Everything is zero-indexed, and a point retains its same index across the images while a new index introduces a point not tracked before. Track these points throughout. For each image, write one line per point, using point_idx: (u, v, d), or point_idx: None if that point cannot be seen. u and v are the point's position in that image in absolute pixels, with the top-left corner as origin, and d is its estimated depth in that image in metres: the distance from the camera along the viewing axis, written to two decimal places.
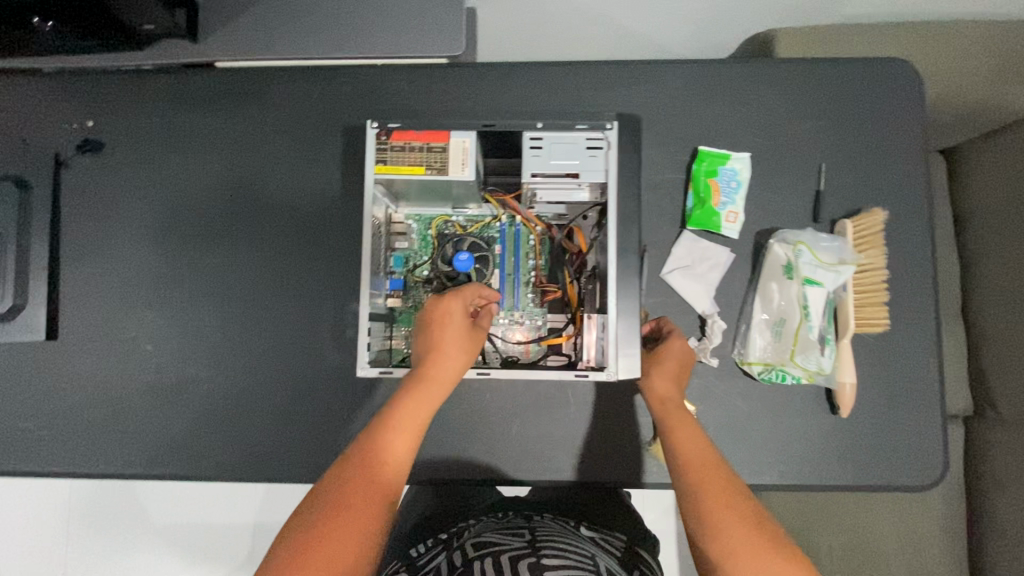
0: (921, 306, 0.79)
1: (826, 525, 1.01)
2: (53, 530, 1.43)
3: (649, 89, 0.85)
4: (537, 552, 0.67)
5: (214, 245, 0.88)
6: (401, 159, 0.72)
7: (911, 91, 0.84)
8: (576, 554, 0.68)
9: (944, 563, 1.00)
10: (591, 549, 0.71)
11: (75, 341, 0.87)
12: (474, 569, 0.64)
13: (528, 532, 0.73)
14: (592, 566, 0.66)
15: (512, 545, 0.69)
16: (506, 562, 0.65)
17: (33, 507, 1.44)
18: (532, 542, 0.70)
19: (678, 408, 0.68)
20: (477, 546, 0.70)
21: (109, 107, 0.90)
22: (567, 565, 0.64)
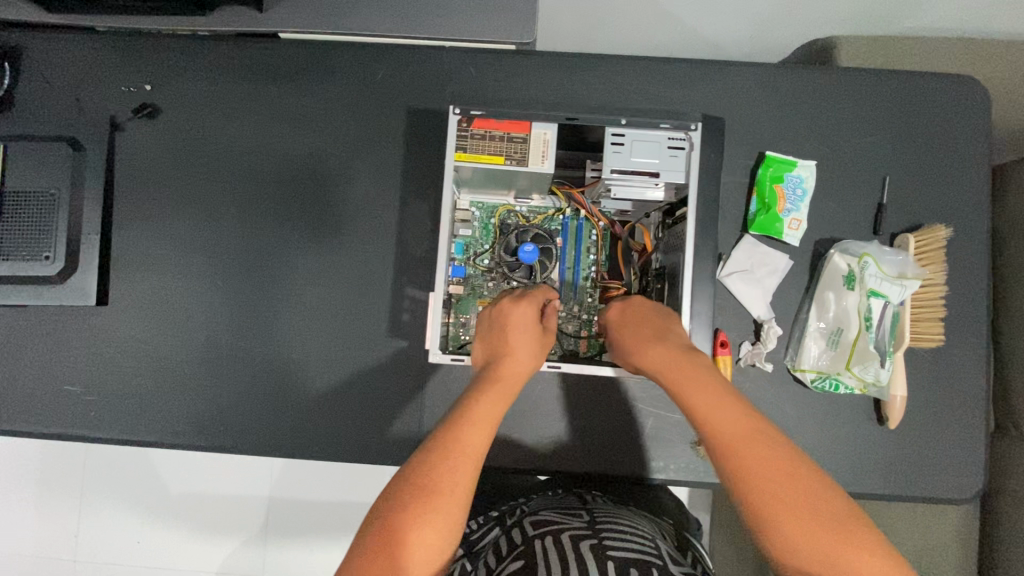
0: (971, 323, 0.81)
1: None
2: (57, 495, 1.34)
3: (718, 91, 0.85)
4: (598, 535, 0.66)
5: (270, 220, 0.87)
6: (481, 148, 0.71)
7: (978, 110, 0.84)
8: (636, 537, 0.67)
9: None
10: (650, 531, 0.71)
11: (125, 308, 0.87)
12: (535, 547, 0.64)
13: (586, 514, 0.73)
14: (654, 550, 0.65)
15: (571, 526, 0.68)
16: (567, 543, 0.64)
17: (34, 468, 1.34)
18: (592, 524, 0.69)
19: (682, 368, 0.63)
20: (535, 527, 0.69)
21: (168, 73, 0.88)
22: (629, 549, 0.63)
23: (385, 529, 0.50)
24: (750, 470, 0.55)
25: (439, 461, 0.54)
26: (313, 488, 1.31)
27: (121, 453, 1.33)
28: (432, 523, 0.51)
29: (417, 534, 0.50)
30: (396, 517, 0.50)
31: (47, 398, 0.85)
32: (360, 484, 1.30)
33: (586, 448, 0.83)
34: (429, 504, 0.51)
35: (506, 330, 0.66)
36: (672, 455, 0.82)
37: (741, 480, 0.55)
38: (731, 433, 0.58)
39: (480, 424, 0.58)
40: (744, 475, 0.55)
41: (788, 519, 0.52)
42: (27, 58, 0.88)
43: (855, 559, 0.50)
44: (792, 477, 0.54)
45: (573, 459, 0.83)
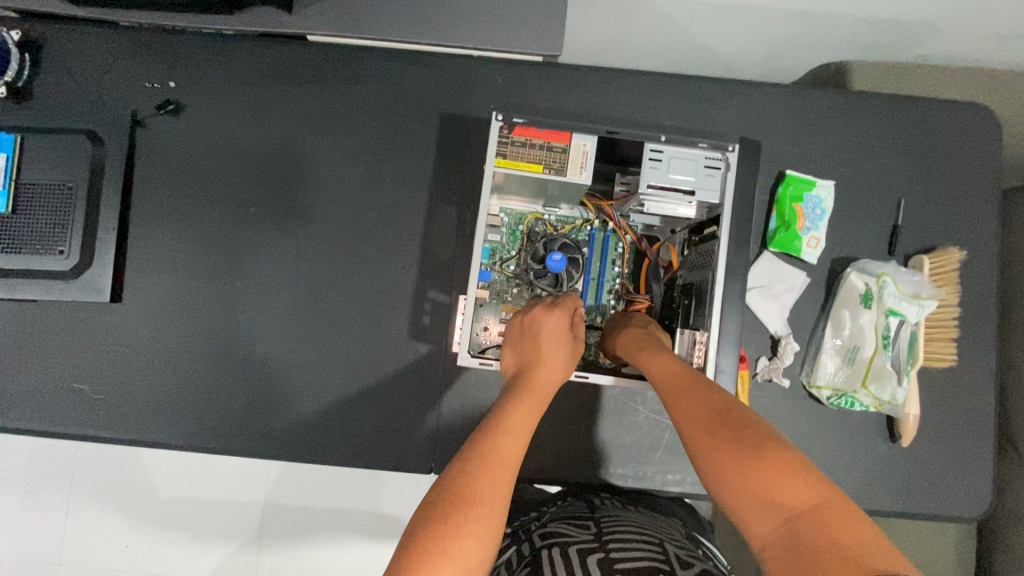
0: (982, 345, 0.83)
1: None
2: (46, 496, 1.29)
3: (740, 109, 0.86)
4: (604, 545, 0.64)
5: (290, 221, 0.86)
6: (521, 155, 0.72)
7: (989, 137, 0.87)
8: (643, 543, 0.65)
9: None
10: (659, 534, 0.69)
11: (139, 305, 0.85)
12: (543, 558, 0.64)
13: (595, 524, 0.71)
14: (661, 553, 0.63)
15: (579, 538, 0.67)
16: (574, 557, 0.63)
17: (22, 467, 1.30)
18: (599, 535, 0.67)
19: (644, 349, 0.68)
20: (545, 538, 0.69)
21: (192, 71, 0.88)
22: (637, 558, 0.61)
23: (429, 539, 0.48)
24: (693, 420, 0.58)
25: (481, 471, 0.54)
26: (311, 495, 1.28)
27: (117, 451, 1.30)
28: (476, 533, 0.50)
29: (464, 542, 0.49)
30: (443, 523, 0.49)
31: (55, 396, 0.84)
32: (360, 492, 1.28)
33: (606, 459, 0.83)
34: (473, 512, 0.50)
35: (540, 339, 0.68)
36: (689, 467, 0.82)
37: (685, 428, 0.58)
38: (677, 392, 0.61)
39: (517, 430, 0.59)
40: (687, 423, 0.58)
41: (724, 463, 0.53)
42: (50, 49, 0.87)
43: (788, 488, 0.49)
44: (728, 423, 0.56)
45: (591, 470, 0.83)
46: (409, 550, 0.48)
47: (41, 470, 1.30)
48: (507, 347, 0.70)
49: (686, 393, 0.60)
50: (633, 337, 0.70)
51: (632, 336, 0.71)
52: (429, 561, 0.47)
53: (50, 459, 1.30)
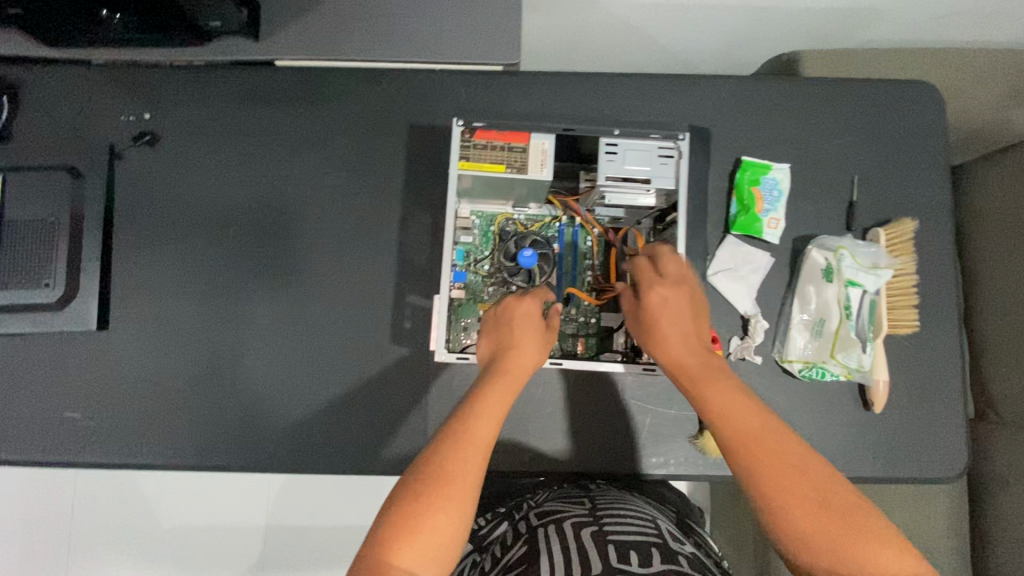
0: (944, 310, 0.86)
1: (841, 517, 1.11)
2: (48, 533, 1.29)
3: (695, 101, 0.90)
4: (599, 520, 0.68)
5: (269, 239, 0.89)
6: (482, 157, 0.75)
7: (933, 112, 0.91)
8: (637, 519, 0.68)
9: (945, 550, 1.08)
10: (652, 513, 0.73)
11: (125, 332, 0.87)
12: (539, 536, 0.66)
13: (590, 501, 0.74)
14: (653, 529, 0.66)
15: (575, 513, 0.70)
16: (569, 530, 0.66)
17: (22, 506, 1.30)
18: (594, 511, 0.71)
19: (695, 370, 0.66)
20: (541, 515, 0.72)
21: (167, 102, 0.91)
22: (629, 533, 0.65)
23: (400, 515, 0.53)
24: (771, 463, 0.57)
25: (452, 452, 0.57)
26: (312, 513, 1.29)
27: (116, 484, 1.30)
28: (444, 508, 0.53)
29: (432, 518, 0.53)
30: (413, 502, 0.53)
31: (47, 425, 0.85)
32: (359, 506, 1.29)
33: (591, 449, 0.84)
34: (441, 491, 0.54)
35: (520, 328, 0.71)
36: (673, 450, 0.83)
37: (759, 466, 0.57)
38: (748, 428, 0.60)
39: (489, 414, 0.61)
40: (763, 463, 0.57)
41: (820, 518, 0.54)
42: (28, 91, 0.91)
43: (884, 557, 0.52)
44: (814, 475, 0.56)
45: (578, 460, 0.83)
46: (382, 525, 0.53)
47: (40, 508, 1.30)
48: (485, 336, 0.72)
49: (761, 434, 0.59)
50: (682, 352, 0.68)
51: (670, 343, 0.69)
52: (398, 533, 0.52)
53: (49, 496, 1.30)
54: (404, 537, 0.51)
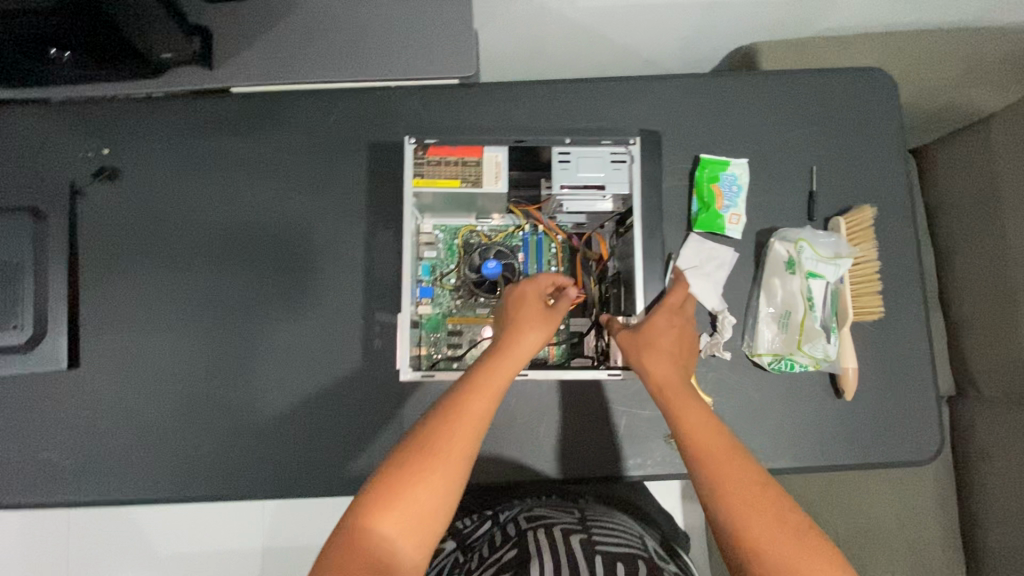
0: (908, 293, 0.87)
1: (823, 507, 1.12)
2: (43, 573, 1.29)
3: (651, 101, 0.90)
4: (588, 529, 0.69)
5: (236, 266, 0.89)
6: (437, 172, 0.77)
7: (888, 97, 0.92)
8: (625, 533, 0.70)
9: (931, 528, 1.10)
10: (637, 531, 0.74)
11: (98, 368, 0.87)
12: (529, 540, 0.67)
13: (579, 511, 0.75)
14: (640, 545, 0.68)
15: (564, 521, 0.71)
16: (559, 535, 0.67)
17: (16, 547, 1.30)
18: (583, 520, 0.72)
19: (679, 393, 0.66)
20: (530, 520, 0.73)
21: (126, 136, 0.92)
22: (618, 544, 0.66)
23: (386, 479, 0.56)
24: (728, 486, 0.58)
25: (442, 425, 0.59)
26: (307, 534, 1.29)
27: (108, 519, 1.30)
28: (427, 479, 0.56)
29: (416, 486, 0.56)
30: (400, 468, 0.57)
31: (25, 467, 0.85)
32: None
33: (571, 454, 0.82)
34: (427, 462, 0.57)
35: (530, 308, 0.71)
36: (651, 450, 0.83)
37: (717, 488, 0.58)
38: (711, 450, 0.60)
39: (483, 392, 0.62)
40: (721, 486, 0.58)
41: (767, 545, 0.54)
42: None
43: None
44: (766, 502, 0.57)
45: (557, 466, 0.82)
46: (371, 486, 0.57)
47: (35, 547, 1.30)
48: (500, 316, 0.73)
49: (721, 458, 0.60)
50: (669, 367, 0.68)
51: (662, 355, 0.68)
52: (381, 494, 0.55)
53: (43, 533, 1.30)
54: (386, 500, 0.55)
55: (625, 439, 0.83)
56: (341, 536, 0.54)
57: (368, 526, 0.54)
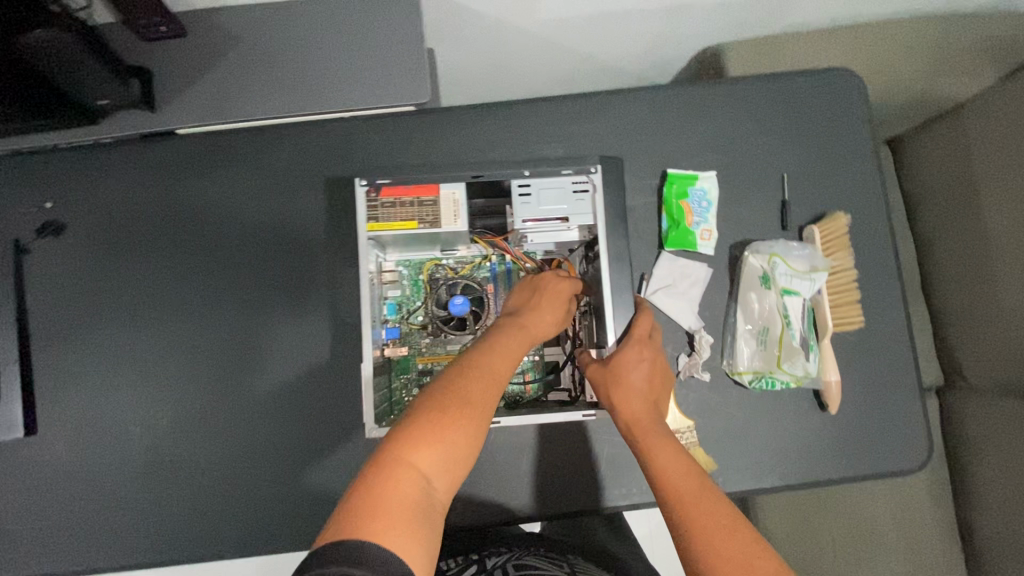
0: (887, 299, 0.85)
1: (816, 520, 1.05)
2: None
3: (613, 118, 0.87)
4: None
5: (194, 316, 0.86)
6: (392, 215, 0.76)
7: (856, 98, 0.89)
8: None
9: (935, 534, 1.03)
10: None
11: (56, 433, 0.84)
12: None
13: (568, 563, 0.73)
14: None
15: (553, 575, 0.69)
16: None
17: None
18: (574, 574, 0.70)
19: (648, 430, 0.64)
20: (518, 568, 0.71)
21: (70, 188, 0.88)
22: None
23: (425, 417, 0.56)
24: (699, 526, 0.55)
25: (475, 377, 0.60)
26: None
27: None
28: (465, 424, 0.57)
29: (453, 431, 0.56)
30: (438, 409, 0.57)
31: None
32: None
33: (552, 489, 0.80)
34: (465, 409, 0.57)
35: (555, 290, 0.74)
36: (636, 479, 0.80)
37: (689, 532, 0.56)
38: (683, 489, 0.58)
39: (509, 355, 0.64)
40: (693, 530, 0.55)
41: None
42: None
43: None
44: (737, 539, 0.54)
45: (539, 502, 0.80)
46: (408, 424, 0.56)
47: None
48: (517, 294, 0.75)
49: (693, 499, 0.57)
50: (640, 404, 0.66)
51: (632, 393, 0.67)
52: (420, 434, 0.55)
53: None
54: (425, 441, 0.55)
55: (608, 469, 0.80)
56: (376, 473, 0.53)
57: (407, 465, 0.53)
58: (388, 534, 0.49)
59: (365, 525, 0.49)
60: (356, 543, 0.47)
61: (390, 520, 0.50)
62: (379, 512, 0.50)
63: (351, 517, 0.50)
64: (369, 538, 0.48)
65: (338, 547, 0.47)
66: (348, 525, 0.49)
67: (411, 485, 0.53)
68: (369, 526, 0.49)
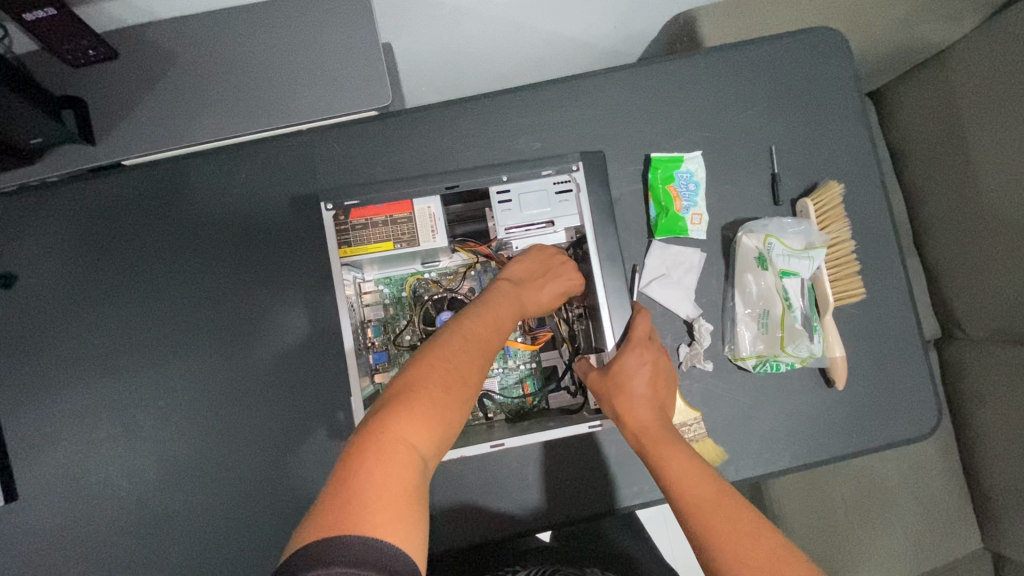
0: (885, 265, 0.83)
1: (830, 500, 0.99)
2: None
3: (587, 104, 0.83)
4: None
5: (167, 359, 0.82)
6: (366, 238, 0.73)
7: (838, 58, 0.85)
8: None
9: (949, 494, 1.00)
10: None
11: (40, 497, 0.80)
12: None
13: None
14: None
15: None
16: None
17: None
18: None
19: (655, 437, 0.65)
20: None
21: (16, 236, 0.82)
22: None
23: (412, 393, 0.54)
24: (716, 526, 0.55)
25: (457, 360, 0.59)
26: None
27: None
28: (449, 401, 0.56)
29: (438, 415, 0.54)
30: (422, 392, 0.55)
31: None
32: None
33: (562, 496, 0.78)
34: (450, 388, 0.56)
35: (545, 276, 0.72)
36: (647, 477, 0.78)
37: (703, 534, 0.55)
38: (701, 492, 0.58)
39: (489, 337, 0.63)
40: (709, 535, 0.55)
41: None
42: None
43: None
44: (757, 537, 0.53)
45: (551, 512, 0.78)
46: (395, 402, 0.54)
47: None
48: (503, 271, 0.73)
49: (711, 503, 0.57)
50: (646, 412, 0.67)
51: (636, 400, 0.67)
52: (406, 417, 0.52)
53: None
54: (415, 424, 0.52)
55: (617, 471, 0.78)
56: (368, 458, 0.49)
57: (398, 447, 0.50)
58: (389, 525, 0.45)
59: (365, 516, 0.45)
60: (357, 538, 0.43)
61: (391, 509, 0.46)
62: (376, 500, 0.46)
63: (346, 508, 0.45)
64: (369, 532, 0.44)
65: (338, 542, 0.43)
66: (348, 518, 0.44)
67: (406, 466, 0.50)
68: (371, 517, 0.45)
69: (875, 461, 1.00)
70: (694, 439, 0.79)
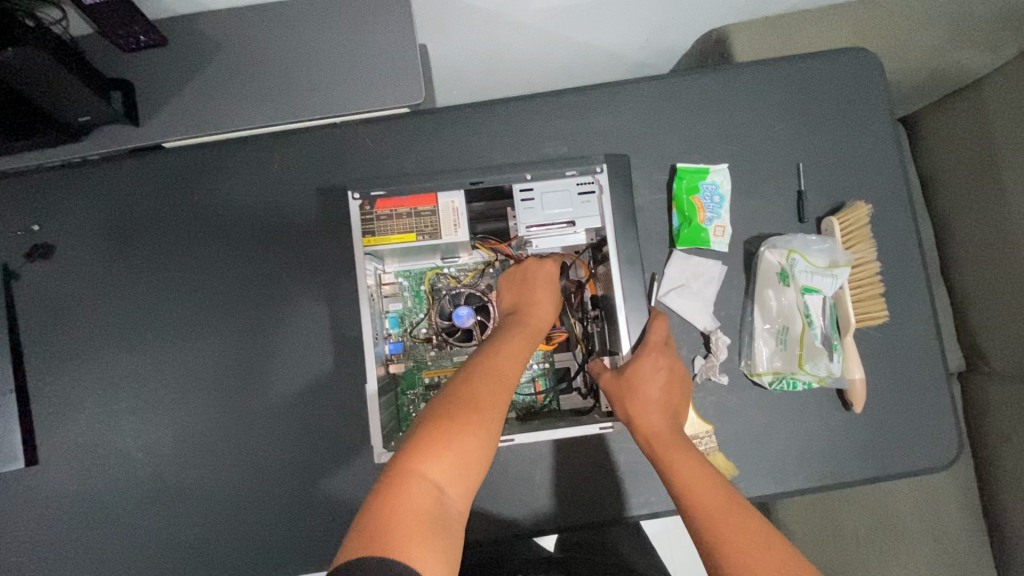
0: (910, 290, 0.82)
1: (841, 528, 0.96)
2: None
3: (615, 112, 0.83)
4: None
5: (190, 336, 0.84)
6: (390, 228, 0.74)
7: (870, 80, 0.84)
8: None
9: (969, 530, 0.97)
10: None
11: (58, 462, 0.82)
12: None
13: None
14: None
15: None
16: None
17: None
18: None
19: (668, 442, 0.64)
20: None
21: (55, 209, 0.86)
22: None
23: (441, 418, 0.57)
24: (728, 533, 0.55)
25: (480, 391, 0.60)
26: None
27: None
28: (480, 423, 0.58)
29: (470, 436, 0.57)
30: (447, 415, 0.57)
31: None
32: None
33: (569, 500, 0.77)
34: (478, 407, 0.59)
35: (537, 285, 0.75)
36: (655, 487, 0.77)
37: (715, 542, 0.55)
38: (711, 497, 0.58)
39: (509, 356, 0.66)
40: (720, 541, 0.54)
41: None
42: None
43: None
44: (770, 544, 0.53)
45: (556, 515, 0.78)
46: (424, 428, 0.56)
47: None
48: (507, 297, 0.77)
49: (719, 509, 0.57)
50: (659, 417, 0.67)
51: (650, 405, 0.67)
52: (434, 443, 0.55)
53: None
54: (450, 445, 0.55)
55: (625, 479, 0.77)
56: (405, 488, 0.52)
57: (423, 490, 0.52)
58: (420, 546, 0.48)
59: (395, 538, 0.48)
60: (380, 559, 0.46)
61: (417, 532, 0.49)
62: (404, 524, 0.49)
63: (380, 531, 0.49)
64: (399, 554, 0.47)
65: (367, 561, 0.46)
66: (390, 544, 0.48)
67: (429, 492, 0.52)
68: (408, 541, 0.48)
69: (897, 492, 0.97)
70: (706, 452, 0.78)
